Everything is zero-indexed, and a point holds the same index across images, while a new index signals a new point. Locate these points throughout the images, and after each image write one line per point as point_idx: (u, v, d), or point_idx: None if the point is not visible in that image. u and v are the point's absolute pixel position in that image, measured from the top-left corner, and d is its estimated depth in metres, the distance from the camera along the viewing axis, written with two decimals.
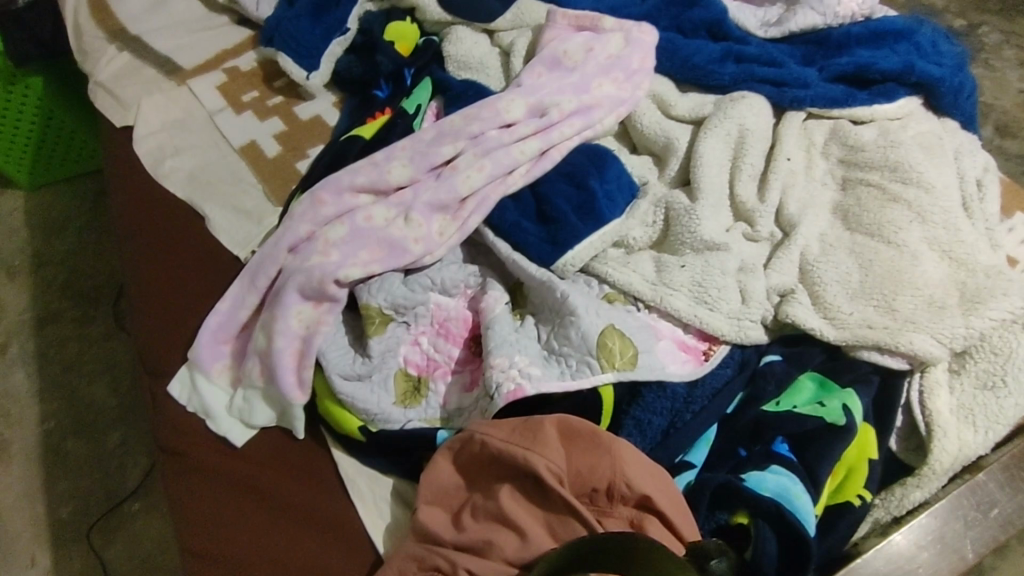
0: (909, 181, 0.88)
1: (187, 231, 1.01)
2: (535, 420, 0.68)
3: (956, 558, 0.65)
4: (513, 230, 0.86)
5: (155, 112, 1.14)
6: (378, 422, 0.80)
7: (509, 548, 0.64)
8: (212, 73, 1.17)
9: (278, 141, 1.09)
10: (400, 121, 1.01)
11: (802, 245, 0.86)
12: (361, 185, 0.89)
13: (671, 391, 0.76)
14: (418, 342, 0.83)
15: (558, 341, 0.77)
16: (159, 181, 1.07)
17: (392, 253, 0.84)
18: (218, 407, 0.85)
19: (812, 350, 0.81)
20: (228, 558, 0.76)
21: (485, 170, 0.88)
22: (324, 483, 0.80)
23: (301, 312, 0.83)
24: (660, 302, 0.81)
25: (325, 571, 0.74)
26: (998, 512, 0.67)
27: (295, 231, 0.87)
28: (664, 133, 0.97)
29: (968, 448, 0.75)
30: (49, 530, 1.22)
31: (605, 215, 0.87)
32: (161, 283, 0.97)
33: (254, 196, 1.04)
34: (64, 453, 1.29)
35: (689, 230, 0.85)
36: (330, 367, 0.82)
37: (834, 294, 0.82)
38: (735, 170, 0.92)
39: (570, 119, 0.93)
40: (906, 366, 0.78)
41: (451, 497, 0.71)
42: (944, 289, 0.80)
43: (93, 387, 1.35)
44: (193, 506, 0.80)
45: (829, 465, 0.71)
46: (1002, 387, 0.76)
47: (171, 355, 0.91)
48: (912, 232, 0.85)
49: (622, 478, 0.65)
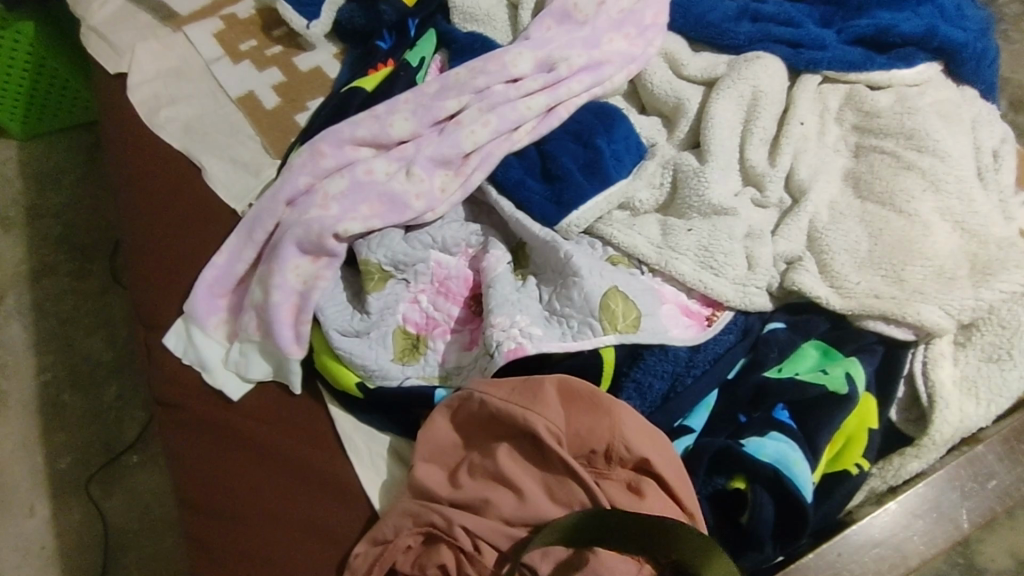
0: (923, 150, 0.86)
1: (183, 182, 0.99)
2: (535, 380, 0.67)
3: (951, 528, 0.65)
4: (517, 188, 0.84)
5: (150, 59, 1.10)
6: (375, 378, 0.78)
7: (506, 507, 0.64)
8: (209, 20, 1.14)
9: (277, 92, 1.06)
10: (402, 74, 0.97)
11: (812, 211, 0.84)
12: (362, 138, 0.87)
13: (673, 355, 0.74)
14: (417, 300, 0.81)
15: (560, 302, 0.76)
16: (154, 132, 1.04)
17: (393, 208, 0.82)
18: (214, 360, 0.84)
19: (817, 319, 0.80)
20: (226, 511, 0.76)
21: (490, 125, 0.85)
22: (322, 440, 0.80)
23: (299, 266, 0.82)
24: (665, 266, 0.80)
25: (322, 526, 0.74)
26: (995, 484, 0.67)
27: (294, 184, 0.85)
28: (674, 93, 0.94)
29: (969, 420, 0.74)
30: (48, 481, 1.23)
31: (611, 175, 0.85)
32: (155, 234, 0.95)
33: (252, 148, 1.02)
34: (62, 406, 1.29)
35: (697, 193, 0.83)
36: (327, 323, 0.80)
37: (842, 263, 0.80)
38: (747, 133, 0.90)
39: (579, 75, 0.90)
40: (912, 337, 0.77)
41: (448, 455, 0.70)
42: (954, 260, 0.79)
43: (90, 340, 1.34)
44: (192, 457, 0.80)
45: (828, 434, 0.70)
46: (1007, 360, 0.75)
47: (167, 307, 0.90)
48: (924, 201, 0.83)
49: (622, 440, 0.65)
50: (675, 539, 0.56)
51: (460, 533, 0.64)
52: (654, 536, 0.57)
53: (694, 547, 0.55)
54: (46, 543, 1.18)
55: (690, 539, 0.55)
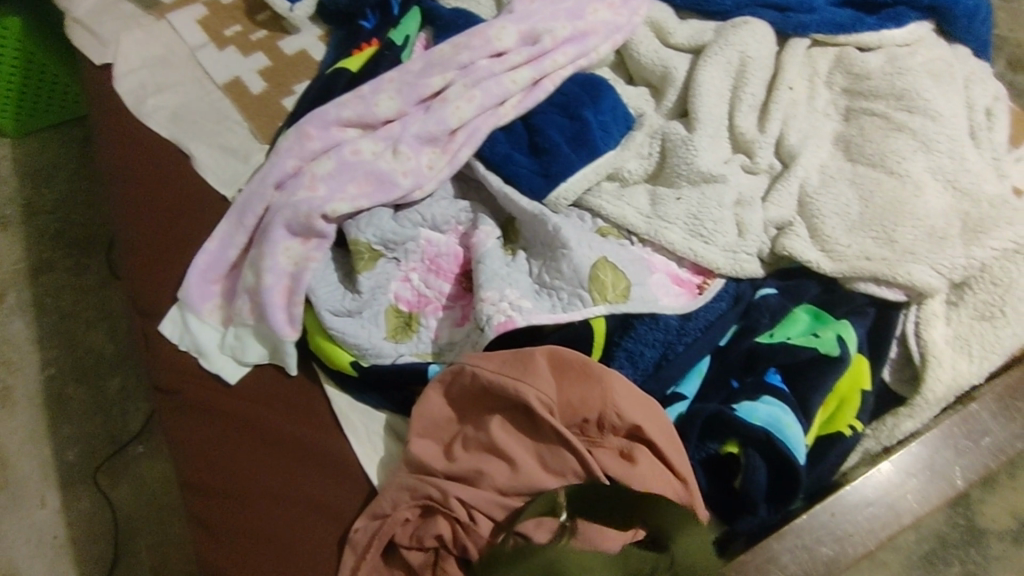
0: (913, 110, 0.85)
1: (173, 170, 0.99)
2: (526, 351, 0.67)
3: (944, 485, 0.65)
4: (504, 163, 0.84)
5: (135, 48, 1.09)
6: (369, 356, 0.79)
7: (500, 477, 0.65)
8: (192, 7, 1.13)
9: (263, 77, 1.06)
10: (387, 54, 0.97)
11: (802, 175, 0.84)
12: (348, 118, 0.87)
13: (664, 323, 0.74)
14: (409, 278, 0.82)
15: (550, 275, 0.76)
16: (141, 121, 1.03)
17: (381, 187, 0.82)
18: (209, 345, 0.85)
19: (808, 283, 0.79)
20: (230, 491, 0.77)
21: (475, 101, 0.85)
22: (319, 419, 0.80)
23: (289, 248, 0.82)
24: (654, 235, 0.79)
25: (321, 502, 0.75)
26: (990, 441, 0.67)
27: (282, 167, 0.85)
28: (661, 62, 0.93)
29: (962, 378, 0.74)
30: (57, 473, 1.24)
31: (599, 147, 0.85)
32: (146, 223, 0.95)
33: (239, 134, 1.02)
34: (66, 399, 1.30)
35: (686, 161, 0.83)
36: (319, 304, 0.81)
37: (833, 226, 0.80)
38: (735, 100, 0.89)
39: (563, 47, 0.90)
40: (903, 298, 0.77)
41: (442, 430, 0.71)
42: (946, 220, 0.78)
43: (92, 334, 1.35)
44: (191, 441, 0.81)
45: (821, 396, 0.71)
46: (999, 317, 0.75)
47: (162, 295, 0.90)
48: (915, 161, 0.82)
49: (613, 408, 0.65)
50: (658, 512, 0.60)
51: (456, 504, 0.64)
52: (635, 512, 0.60)
53: (675, 521, 0.59)
54: (58, 532, 1.20)
55: (672, 513, 0.59)
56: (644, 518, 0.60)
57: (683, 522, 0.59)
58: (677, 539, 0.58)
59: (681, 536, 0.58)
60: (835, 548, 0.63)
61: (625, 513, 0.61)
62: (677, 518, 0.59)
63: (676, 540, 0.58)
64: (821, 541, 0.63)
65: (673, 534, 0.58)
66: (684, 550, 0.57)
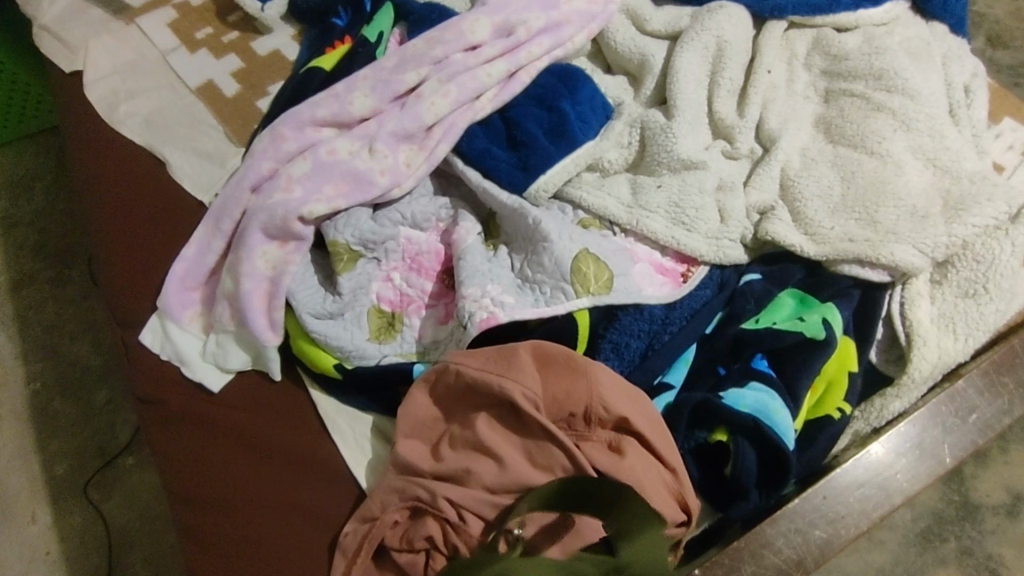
0: (892, 90, 0.85)
1: (148, 177, 0.97)
2: (509, 347, 0.67)
3: (933, 463, 0.66)
4: (483, 157, 0.83)
5: (105, 54, 1.07)
6: (353, 358, 0.78)
7: (487, 476, 0.64)
8: (162, 9, 1.11)
9: (236, 79, 1.05)
10: (361, 51, 0.96)
11: (783, 159, 0.83)
12: (323, 118, 0.85)
13: (649, 313, 0.74)
14: (390, 278, 0.81)
15: (532, 269, 0.75)
16: (113, 128, 1.01)
17: (358, 186, 0.81)
18: (191, 353, 0.84)
19: (793, 267, 0.79)
20: (218, 501, 0.76)
21: (450, 96, 0.84)
22: (305, 424, 0.80)
23: (267, 252, 0.81)
24: (636, 225, 0.79)
25: (310, 508, 0.75)
26: (977, 417, 0.67)
27: (256, 170, 0.84)
28: (638, 50, 0.92)
29: (948, 356, 0.74)
30: (47, 489, 1.23)
31: (578, 138, 0.84)
32: (121, 232, 0.93)
33: (215, 138, 1.00)
34: (54, 414, 1.28)
35: (666, 148, 0.83)
36: (300, 307, 0.79)
37: (815, 209, 0.80)
38: (714, 85, 0.89)
39: (538, 38, 0.89)
40: (888, 278, 0.77)
41: (428, 429, 0.70)
42: (927, 198, 0.78)
43: (76, 346, 1.33)
44: (176, 452, 0.80)
45: (808, 379, 0.71)
46: (983, 294, 0.75)
47: (140, 305, 0.89)
48: (895, 141, 0.82)
49: (599, 400, 0.64)
50: (622, 504, 0.58)
51: (444, 505, 0.64)
52: (598, 505, 0.59)
53: (636, 518, 0.57)
54: (51, 548, 1.19)
55: (635, 508, 0.58)
56: (604, 509, 0.58)
57: (642, 520, 0.57)
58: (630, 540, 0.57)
59: (638, 534, 0.57)
60: (828, 530, 0.63)
61: (589, 503, 0.59)
62: (638, 513, 0.58)
63: (630, 540, 0.57)
64: (814, 524, 0.63)
65: (630, 533, 0.57)
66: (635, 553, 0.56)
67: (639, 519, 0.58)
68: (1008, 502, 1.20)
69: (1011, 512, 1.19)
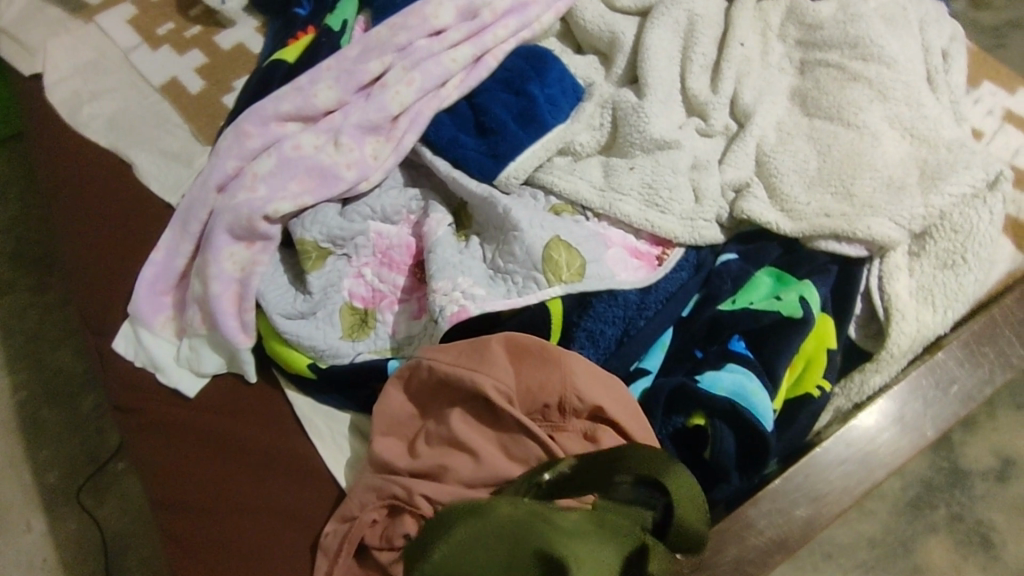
0: (869, 58, 0.82)
1: (115, 181, 0.95)
2: (481, 340, 0.66)
3: (915, 437, 0.65)
4: (451, 146, 0.81)
5: (65, 55, 1.05)
6: (326, 357, 0.77)
7: (463, 471, 0.63)
8: (121, 6, 1.08)
9: (201, 75, 1.03)
10: (324, 41, 0.93)
11: (757, 135, 0.82)
12: (287, 112, 0.83)
13: (623, 299, 0.73)
14: (362, 274, 0.79)
15: (503, 259, 0.74)
16: (77, 131, 0.99)
17: (324, 182, 0.80)
18: (165, 358, 0.82)
19: (770, 245, 0.78)
20: (199, 506, 0.75)
21: (414, 84, 0.82)
22: (284, 426, 0.79)
23: (234, 253, 0.79)
24: (609, 209, 0.77)
25: (290, 510, 0.74)
26: (958, 389, 0.67)
27: (221, 169, 0.82)
28: (607, 27, 0.90)
29: (927, 328, 0.73)
30: (40, 496, 1.23)
31: (548, 121, 0.82)
32: (90, 237, 0.91)
33: (181, 137, 0.98)
34: (42, 422, 1.28)
35: (638, 128, 0.81)
36: (270, 308, 0.78)
37: (790, 184, 0.78)
38: (686, 61, 0.87)
39: (504, 19, 0.87)
40: (865, 253, 0.76)
41: (405, 426, 0.69)
42: (903, 168, 0.76)
43: (60, 352, 1.33)
44: (155, 457, 0.79)
45: (787, 359, 0.70)
46: (962, 265, 0.74)
47: (112, 312, 0.87)
48: (872, 111, 0.80)
49: (573, 390, 0.63)
50: (623, 460, 0.55)
51: (420, 502, 0.63)
52: (607, 466, 0.56)
53: (652, 463, 0.54)
54: (48, 555, 1.19)
55: (641, 461, 0.55)
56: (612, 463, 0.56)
57: (660, 463, 0.54)
58: (671, 479, 0.54)
59: (667, 476, 0.54)
60: (810, 509, 0.62)
61: (594, 472, 0.56)
62: (650, 463, 0.55)
63: (668, 480, 0.54)
64: (796, 503, 0.62)
65: (663, 475, 0.54)
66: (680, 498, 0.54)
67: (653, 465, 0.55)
68: (997, 467, 1.21)
69: (1001, 476, 1.20)
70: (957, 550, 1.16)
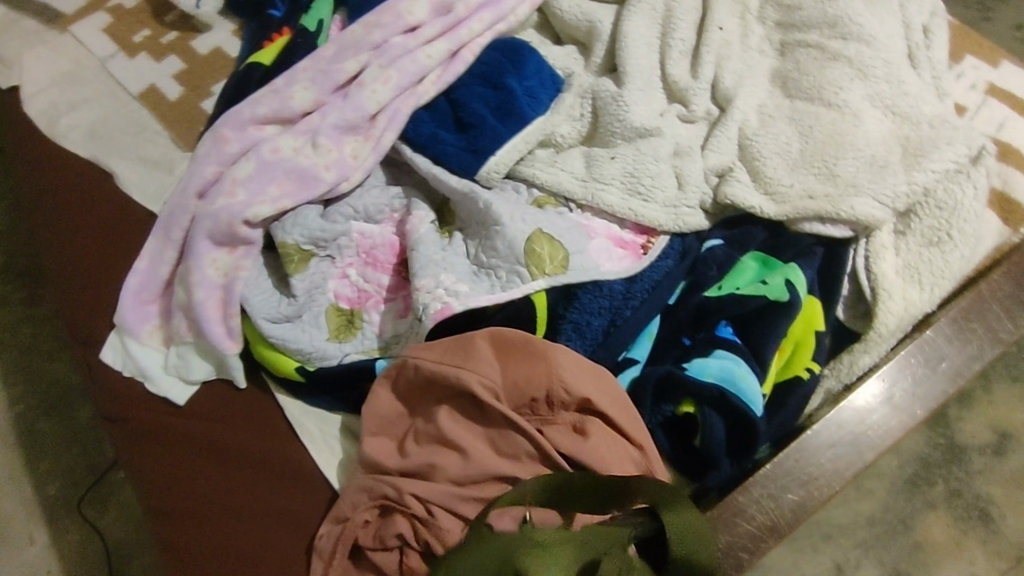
0: (848, 37, 0.82)
1: (97, 191, 0.94)
2: (466, 337, 0.65)
3: (905, 416, 0.64)
4: (430, 142, 0.81)
5: (41, 66, 1.04)
6: (314, 360, 0.77)
7: (452, 469, 0.63)
8: (96, 14, 1.07)
9: (179, 81, 1.02)
10: (301, 42, 0.92)
11: (739, 119, 0.81)
12: (264, 115, 0.83)
13: (608, 289, 0.72)
14: (346, 275, 0.79)
15: (486, 254, 0.73)
16: (55, 142, 0.98)
17: (304, 184, 0.79)
18: (153, 367, 0.82)
19: (754, 229, 0.77)
20: (192, 513, 0.75)
21: (391, 82, 0.82)
22: (274, 430, 0.79)
23: (216, 259, 0.79)
24: (591, 199, 0.77)
25: (284, 513, 0.74)
26: (947, 365, 0.66)
27: (201, 175, 0.82)
28: (585, 16, 0.89)
29: (914, 306, 0.73)
30: (41, 509, 1.23)
31: (527, 114, 0.82)
32: (73, 249, 0.91)
33: (162, 144, 0.98)
34: (39, 435, 1.27)
35: (618, 117, 0.81)
36: (255, 313, 0.78)
37: (773, 167, 0.78)
38: (665, 47, 0.86)
39: (478, 13, 0.87)
40: (850, 233, 0.75)
41: (394, 425, 0.69)
42: (886, 147, 0.76)
43: (54, 365, 1.32)
44: (147, 466, 0.78)
45: (775, 343, 0.69)
46: (948, 242, 0.73)
47: (99, 322, 0.87)
48: (853, 90, 0.79)
49: (560, 383, 0.63)
50: (630, 490, 0.55)
51: (411, 501, 0.63)
52: (617, 496, 0.56)
53: (657, 495, 0.54)
54: (51, 567, 1.19)
55: (647, 492, 0.54)
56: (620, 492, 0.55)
57: (665, 495, 0.54)
58: (672, 512, 0.53)
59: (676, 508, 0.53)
60: (801, 493, 0.61)
61: (605, 497, 0.56)
62: (656, 495, 0.54)
63: (667, 514, 0.53)
64: (786, 488, 0.62)
65: (665, 508, 0.54)
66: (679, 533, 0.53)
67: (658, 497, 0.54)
68: (994, 441, 1.21)
69: (998, 450, 1.20)
70: (957, 525, 1.16)
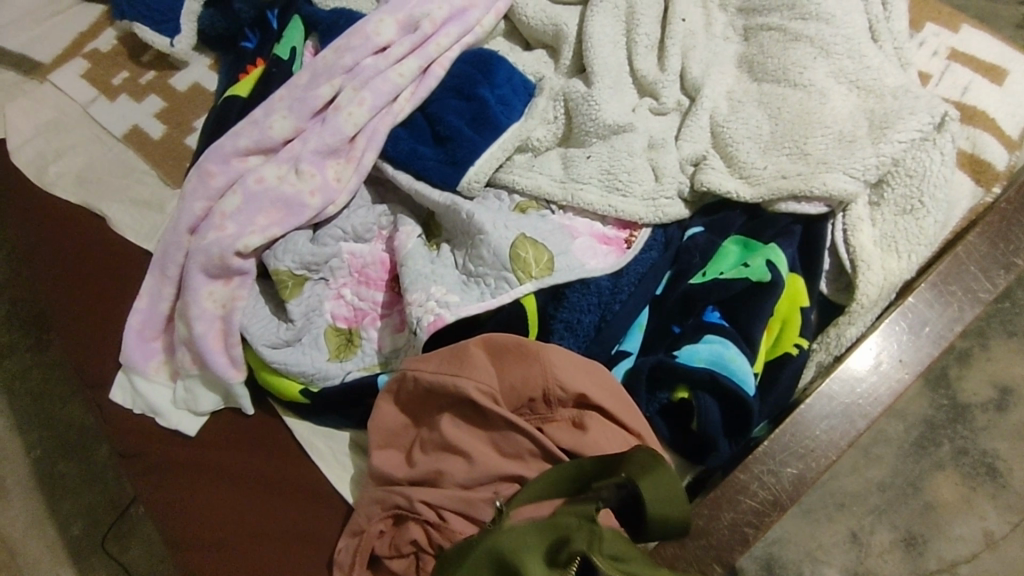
0: (807, 17, 0.83)
1: (92, 234, 0.96)
2: (461, 345, 0.67)
3: (894, 382, 0.66)
4: (410, 158, 0.83)
5: (25, 117, 1.05)
6: (317, 381, 0.79)
7: (459, 474, 0.65)
8: (73, 61, 1.09)
9: (161, 119, 1.04)
10: (275, 71, 0.94)
11: (709, 107, 0.83)
12: (246, 147, 0.85)
13: (596, 286, 0.74)
14: (342, 295, 0.81)
15: (473, 263, 0.75)
16: (47, 191, 1.00)
17: (290, 212, 0.81)
18: (162, 402, 0.84)
19: (732, 214, 0.79)
20: (212, 540, 0.77)
21: (366, 103, 0.84)
22: (287, 451, 0.81)
23: (213, 291, 0.81)
24: (571, 200, 0.79)
25: (302, 532, 0.76)
26: (930, 330, 0.67)
27: (190, 212, 0.84)
28: (550, 21, 0.91)
29: (893, 275, 0.75)
30: (67, 549, 1.25)
31: (501, 122, 0.84)
32: (75, 294, 0.93)
33: (150, 183, 1.00)
34: (59, 477, 1.30)
35: (591, 116, 0.82)
36: (255, 340, 0.80)
37: (746, 151, 0.79)
38: (631, 43, 0.88)
39: (445, 28, 0.88)
40: (825, 209, 0.77)
41: (401, 436, 0.71)
42: (853, 121, 0.77)
43: (68, 406, 1.34)
44: (167, 498, 0.80)
45: (762, 323, 0.71)
46: (921, 209, 0.75)
47: (106, 364, 0.89)
48: (817, 68, 0.81)
49: (555, 381, 0.65)
50: (624, 462, 0.55)
51: (422, 508, 0.65)
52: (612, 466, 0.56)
53: (644, 467, 0.54)
54: None
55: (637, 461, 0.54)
56: (619, 468, 0.55)
57: (652, 466, 0.54)
58: (646, 481, 0.53)
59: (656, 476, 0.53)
60: (800, 466, 0.63)
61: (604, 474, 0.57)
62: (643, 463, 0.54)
63: (642, 484, 0.53)
64: (785, 463, 0.63)
65: (638, 478, 0.53)
66: (653, 499, 0.53)
67: (644, 467, 0.54)
68: (996, 397, 1.23)
69: (1000, 406, 1.22)
70: (965, 483, 1.18)
